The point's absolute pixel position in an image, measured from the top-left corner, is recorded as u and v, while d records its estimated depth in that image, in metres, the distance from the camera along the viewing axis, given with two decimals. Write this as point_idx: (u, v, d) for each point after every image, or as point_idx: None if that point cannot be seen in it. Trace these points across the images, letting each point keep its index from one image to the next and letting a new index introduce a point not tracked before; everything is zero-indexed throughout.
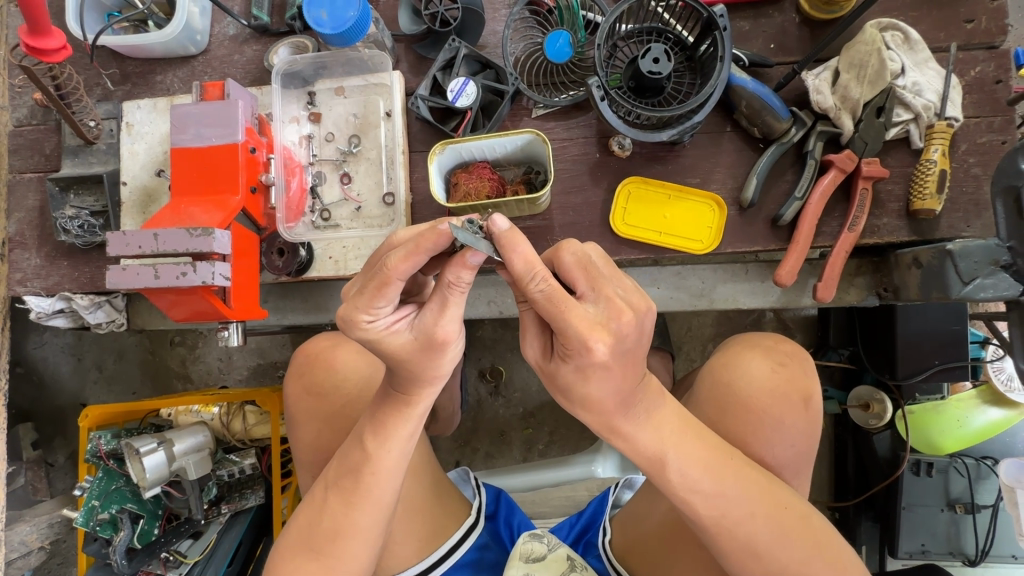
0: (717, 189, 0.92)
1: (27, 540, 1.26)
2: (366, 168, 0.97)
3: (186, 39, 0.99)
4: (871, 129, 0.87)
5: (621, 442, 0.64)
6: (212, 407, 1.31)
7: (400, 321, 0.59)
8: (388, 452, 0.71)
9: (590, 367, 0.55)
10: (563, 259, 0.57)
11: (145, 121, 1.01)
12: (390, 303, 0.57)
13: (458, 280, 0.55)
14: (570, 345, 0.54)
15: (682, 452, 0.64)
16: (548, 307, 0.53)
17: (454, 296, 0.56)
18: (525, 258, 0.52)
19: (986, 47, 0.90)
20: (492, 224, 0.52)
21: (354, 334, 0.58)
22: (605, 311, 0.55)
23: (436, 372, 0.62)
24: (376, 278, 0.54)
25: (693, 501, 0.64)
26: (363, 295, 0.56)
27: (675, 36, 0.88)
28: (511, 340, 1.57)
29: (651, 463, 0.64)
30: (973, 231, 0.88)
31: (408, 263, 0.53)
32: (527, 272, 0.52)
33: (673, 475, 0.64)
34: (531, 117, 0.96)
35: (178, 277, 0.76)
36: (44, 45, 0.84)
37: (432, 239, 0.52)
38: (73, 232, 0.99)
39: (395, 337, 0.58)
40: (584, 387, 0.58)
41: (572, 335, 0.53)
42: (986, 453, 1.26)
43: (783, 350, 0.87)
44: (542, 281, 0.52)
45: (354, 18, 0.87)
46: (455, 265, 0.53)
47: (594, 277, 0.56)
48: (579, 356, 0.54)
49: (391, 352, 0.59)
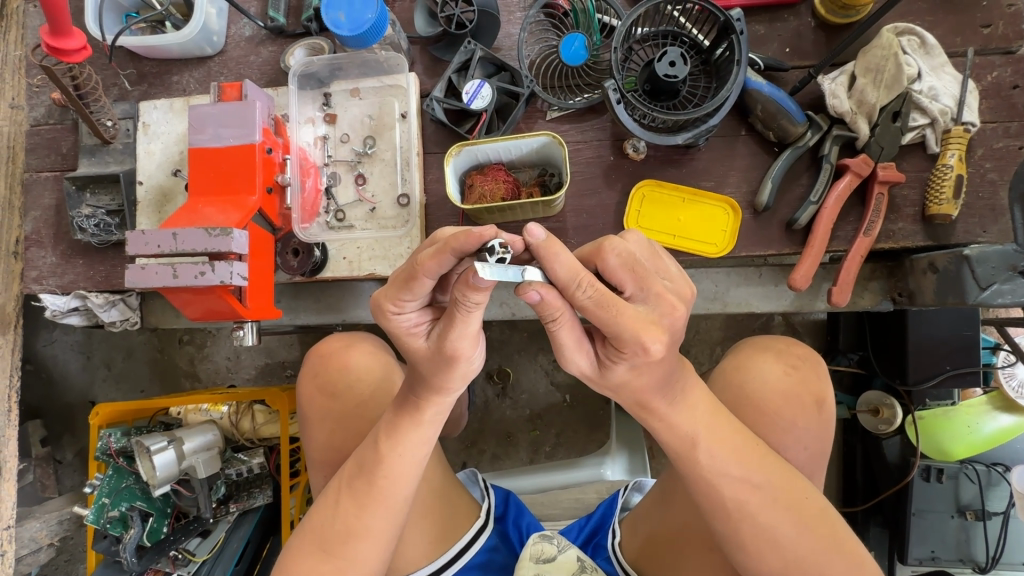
0: (731, 192, 0.92)
1: (36, 537, 1.27)
2: (381, 169, 0.97)
3: (203, 40, 1.00)
4: (887, 133, 0.87)
5: (654, 425, 0.65)
6: (221, 406, 1.32)
7: (422, 324, 0.61)
8: (400, 455, 0.71)
9: (644, 365, 0.56)
10: (608, 260, 0.56)
11: (161, 121, 1.02)
12: (416, 299, 0.58)
13: (467, 299, 0.52)
14: (626, 347, 0.55)
15: (711, 434, 0.65)
16: (599, 312, 0.52)
17: (463, 314, 0.54)
18: (568, 267, 0.51)
19: (1003, 52, 0.89)
20: (530, 234, 0.49)
21: (380, 321, 0.60)
22: (655, 307, 0.55)
23: (444, 383, 0.63)
24: (405, 272, 0.55)
25: (719, 483, 0.65)
26: (392, 286, 0.57)
27: (691, 40, 0.88)
28: (518, 342, 1.57)
29: (683, 443, 0.65)
30: (989, 236, 0.87)
31: (435, 261, 0.53)
32: (571, 279, 0.51)
33: (702, 457, 0.65)
34: (545, 120, 0.96)
35: (196, 276, 0.77)
36: (65, 46, 0.84)
37: (461, 241, 0.51)
38: (89, 230, 0.99)
39: (411, 338, 0.61)
40: (630, 380, 0.59)
41: (629, 338, 0.53)
42: (997, 459, 1.26)
43: (795, 353, 0.86)
44: (589, 288, 0.52)
45: (371, 20, 0.87)
46: (462, 283, 0.50)
47: (641, 276, 0.56)
48: (634, 356, 0.55)
49: (408, 351, 0.61)
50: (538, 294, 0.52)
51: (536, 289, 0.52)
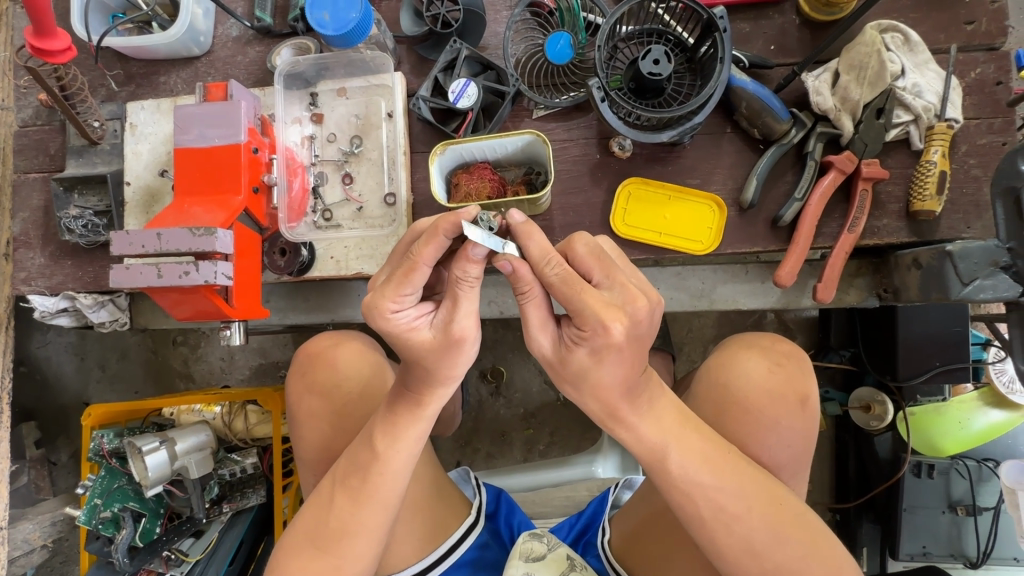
0: (717, 190, 0.93)
1: (29, 538, 1.26)
2: (368, 169, 0.97)
3: (190, 40, 1.00)
4: (871, 129, 0.87)
5: (621, 434, 0.66)
6: (214, 406, 1.31)
7: (422, 317, 0.60)
8: (397, 452, 0.71)
9: (605, 349, 0.56)
10: (576, 249, 0.59)
11: (148, 121, 1.02)
12: (416, 291, 0.58)
13: (465, 275, 0.55)
14: (587, 326, 0.55)
15: (684, 446, 0.65)
16: (564, 291, 0.55)
17: (465, 291, 0.57)
18: (540, 246, 0.56)
19: (987, 49, 0.90)
20: (511, 216, 0.57)
21: (378, 324, 0.59)
22: (619, 296, 0.56)
23: (449, 373, 0.63)
24: (403, 265, 0.56)
25: (694, 493, 0.65)
26: (390, 283, 0.57)
27: (676, 37, 0.89)
28: (512, 340, 1.58)
29: (652, 453, 0.65)
30: (973, 232, 0.88)
31: (433, 248, 0.55)
32: (542, 257, 0.56)
33: (673, 467, 0.65)
34: (532, 118, 0.96)
35: (180, 276, 0.77)
36: (49, 46, 0.85)
37: (452, 221, 0.54)
38: (77, 231, 0.99)
39: (416, 333, 0.59)
40: (592, 369, 0.59)
41: (589, 315, 0.54)
42: (987, 455, 1.26)
43: (780, 350, 0.87)
44: (558, 266, 0.55)
45: (355, 20, 0.87)
46: (458, 258, 0.54)
47: (607, 265, 0.58)
48: (595, 337, 0.55)
49: (412, 349, 0.60)
50: (510, 265, 0.56)
51: (508, 260, 0.56)
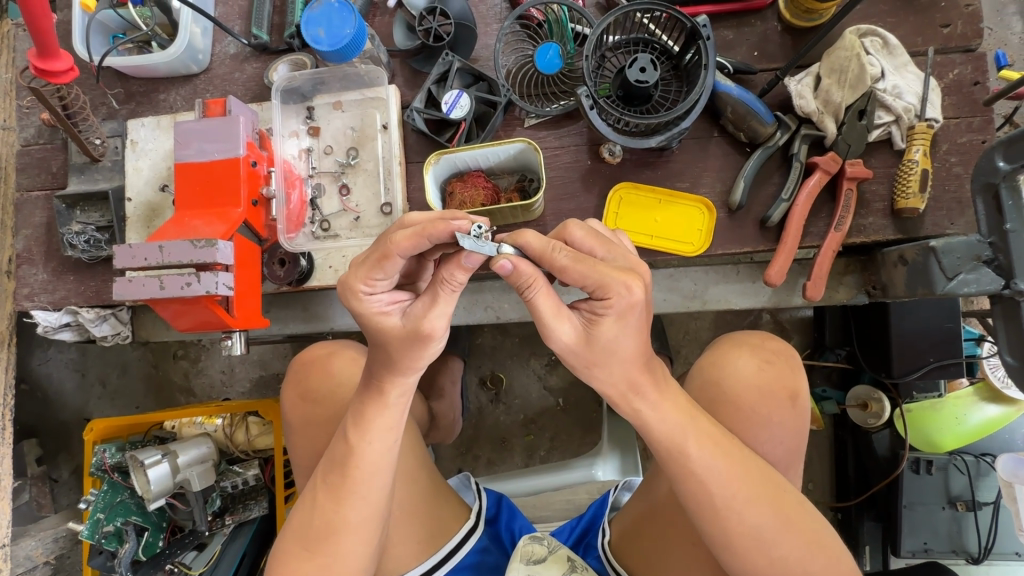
0: (706, 193, 0.95)
1: (32, 555, 1.28)
2: (364, 179, 1.00)
3: (189, 58, 1.02)
4: (853, 131, 0.88)
5: (644, 417, 0.67)
6: (215, 419, 1.33)
7: (393, 304, 0.64)
8: (370, 444, 0.72)
9: (628, 312, 0.59)
10: (574, 232, 0.65)
11: (148, 138, 1.04)
12: (388, 278, 0.62)
13: (451, 279, 0.59)
14: (610, 292, 0.58)
15: (694, 433, 0.67)
16: (577, 268, 0.59)
17: (445, 293, 0.60)
18: (538, 240, 0.60)
19: (963, 50, 0.93)
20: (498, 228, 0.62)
21: (351, 305, 0.63)
22: (625, 263, 0.64)
23: (414, 364, 0.65)
24: (378, 252, 0.60)
25: (707, 478, 0.66)
26: (364, 266, 0.61)
27: (661, 45, 0.91)
28: (510, 347, 1.59)
29: (668, 439, 0.67)
30: (957, 228, 0.90)
31: (410, 242, 0.58)
32: (545, 246, 0.59)
33: (691, 451, 0.66)
34: (523, 127, 0.99)
35: (183, 287, 0.79)
36: (52, 67, 0.87)
37: (439, 228, 0.58)
38: (79, 247, 1.01)
39: (385, 318, 0.63)
40: (617, 338, 0.61)
41: (611, 279, 0.58)
42: (985, 450, 1.27)
43: (770, 348, 0.88)
44: (564, 249, 0.59)
45: (349, 35, 0.90)
46: (449, 263, 0.58)
47: (606, 242, 0.65)
48: (619, 301, 0.59)
49: (382, 333, 0.63)
50: (510, 264, 0.58)
51: (507, 259, 0.58)
